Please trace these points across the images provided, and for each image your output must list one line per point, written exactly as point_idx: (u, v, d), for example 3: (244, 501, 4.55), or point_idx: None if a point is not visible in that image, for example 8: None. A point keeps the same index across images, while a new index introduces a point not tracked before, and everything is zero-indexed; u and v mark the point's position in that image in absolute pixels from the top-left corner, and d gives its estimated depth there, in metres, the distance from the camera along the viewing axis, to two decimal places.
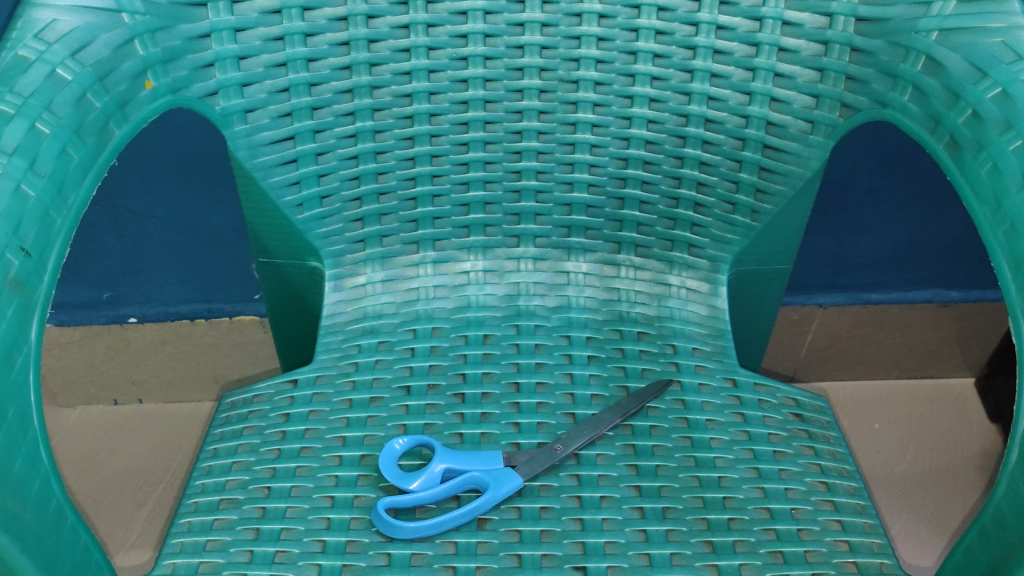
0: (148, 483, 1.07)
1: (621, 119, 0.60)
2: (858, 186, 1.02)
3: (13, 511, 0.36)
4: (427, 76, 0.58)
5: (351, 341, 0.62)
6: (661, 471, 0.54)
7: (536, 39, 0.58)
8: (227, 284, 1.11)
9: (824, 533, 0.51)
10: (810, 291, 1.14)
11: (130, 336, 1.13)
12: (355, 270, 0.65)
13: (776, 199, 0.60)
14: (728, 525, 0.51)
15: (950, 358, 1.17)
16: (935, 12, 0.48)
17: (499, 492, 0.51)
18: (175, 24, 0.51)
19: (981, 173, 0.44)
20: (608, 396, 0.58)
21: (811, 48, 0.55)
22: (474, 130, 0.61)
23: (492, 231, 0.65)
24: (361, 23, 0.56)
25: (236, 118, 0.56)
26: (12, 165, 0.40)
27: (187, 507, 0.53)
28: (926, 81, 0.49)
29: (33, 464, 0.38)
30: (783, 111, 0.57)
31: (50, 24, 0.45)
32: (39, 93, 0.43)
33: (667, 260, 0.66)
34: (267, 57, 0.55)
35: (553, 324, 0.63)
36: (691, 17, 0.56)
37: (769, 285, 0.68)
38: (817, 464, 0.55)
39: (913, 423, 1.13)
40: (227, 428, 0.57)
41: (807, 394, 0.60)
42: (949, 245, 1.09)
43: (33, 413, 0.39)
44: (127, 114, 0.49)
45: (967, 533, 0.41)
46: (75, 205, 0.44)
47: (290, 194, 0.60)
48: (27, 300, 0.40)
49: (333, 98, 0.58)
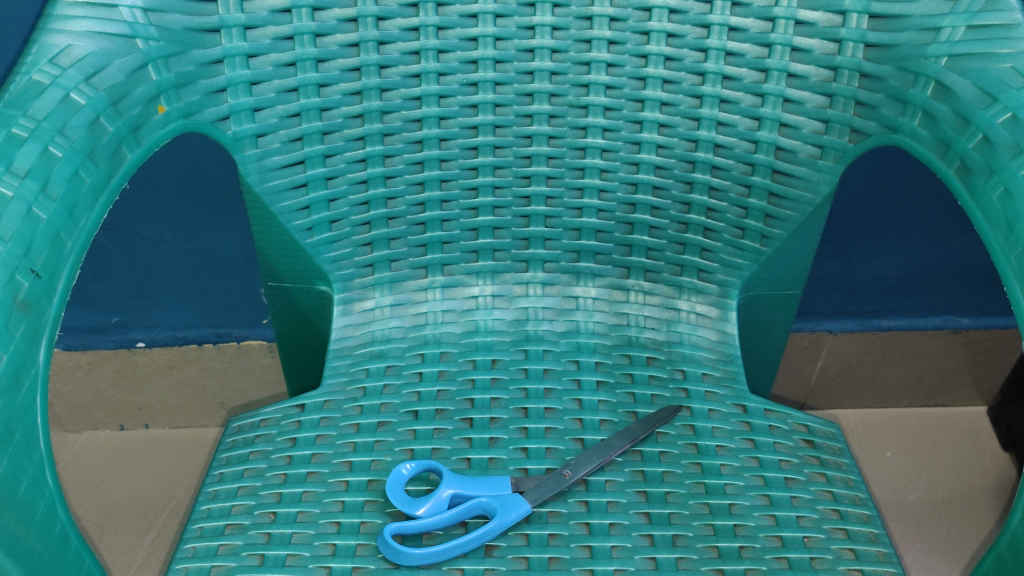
0: (154, 509, 1.06)
1: (631, 144, 0.60)
2: (867, 211, 1.02)
3: (18, 535, 0.36)
4: (437, 101, 0.59)
5: (359, 366, 0.62)
6: (671, 497, 0.53)
7: (545, 65, 0.58)
8: (235, 308, 1.12)
9: (837, 562, 0.50)
10: (820, 317, 1.14)
11: (138, 360, 1.12)
12: (364, 294, 0.65)
13: (786, 224, 0.60)
14: (740, 553, 0.50)
15: (962, 387, 1.17)
16: (944, 38, 0.49)
17: (506, 519, 0.50)
18: (188, 50, 0.52)
19: (992, 198, 0.44)
20: (616, 421, 0.58)
21: (819, 74, 0.55)
22: (483, 154, 0.61)
23: (500, 256, 0.66)
24: (372, 49, 0.56)
25: (247, 142, 0.56)
26: (25, 188, 0.40)
27: (192, 532, 0.52)
28: (936, 106, 0.49)
29: (38, 486, 0.38)
30: (793, 136, 0.57)
31: (65, 49, 0.45)
32: (52, 116, 0.43)
33: (676, 285, 0.66)
34: (278, 82, 0.56)
35: (562, 349, 0.63)
36: (700, 43, 0.56)
37: (779, 310, 0.67)
38: (829, 491, 0.54)
39: (926, 452, 1.12)
40: (233, 453, 0.57)
41: (819, 420, 0.60)
42: (959, 271, 1.09)
43: (39, 435, 0.39)
44: (140, 138, 0.49)
45: (984, 560, 0.40)
46: (87, 227, 0.44)
47: (300, 218, 0.60)
48: (35, 322, 0.40)
49: (344, 123, 0.58)
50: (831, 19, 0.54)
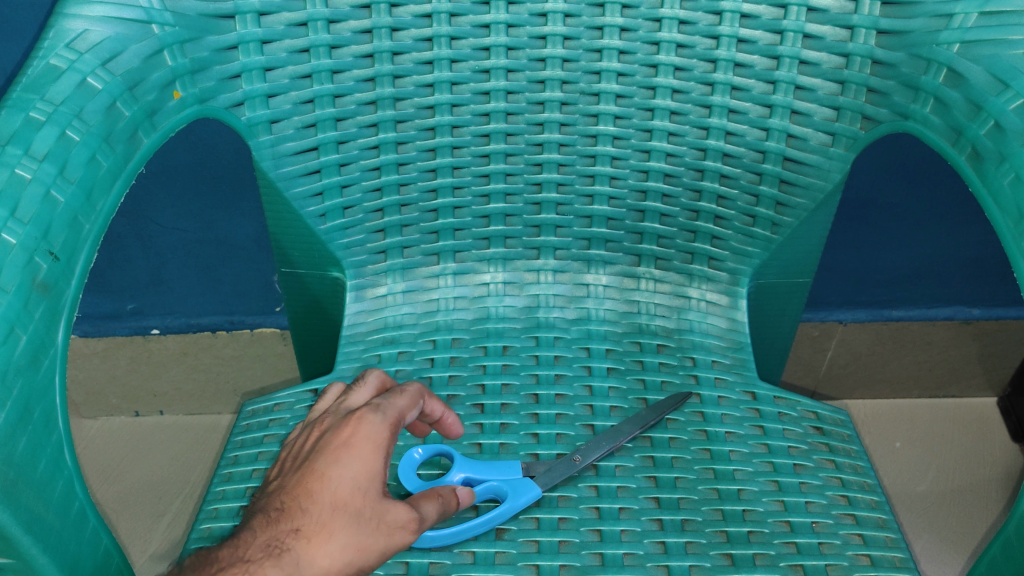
0: (168, 495, 1.07)
1: (642, 132, 0.61)
2: (878, 201, 1.02)
3: (37, 512, 0.36)
4: (449, 88, 0.59)
5: (371, 352, 0.62)
6: (680, 483, 0.54)
7: (557, 52, 0.58)
8: (248, 296, 1.12)
9: (845, 547, 0.50)
10: (829, 308, 1.14)
11: (152, 347, 1.14)
12: (376, 280, 0.66)
13: (797, 212, 0.60)
14: (748, 537, 0.51)
15: (972, 377, 1.16)
16: (957, 24, 0.49)
17: (517, 503, 0.51)
18: (203, 36, 0.52)
19: (1004, 184, 0.44)
20: (627, 407, 0.58)
21: (832, 61, 0.55)
22: (495, 142, 0.61)
23: (512, 243, 0.66)
24: (385, 35, 0.57)
25: (261, 129, 0.57)
26: (43, 171, 0.41)
27: (207, 513, 0.53)
28: (948, 93, 0.49)
29: (57, 465, 0.39)
30: (804, 124, 0.57)
31: (81, 34, 0.45)
32: (70, 100, 0.43)
33: (687, 273, 0.66)
34: (292, 68, 0.56)
35: (572, 336, 0.64)
36: (712, 30, 0.56)
37: (789, 298, 0.67)
38: (838, 477, 0.55)
39: (936, 443, 1.12)
40: (247, 436, 0.58)
41: (828, 407, 0.60)
42: (969, 262, 1.08)
43: (58, 415, 0.40)
44: (156, 123, 0.49)
45: (991, 545, 0.41)
46: (104, 211, 0.45)
47: (314, 205, 0.61)
48: (54, 303, 0.40)
49: (357, 110, 0.59)
50: (844, 6, 0.54)
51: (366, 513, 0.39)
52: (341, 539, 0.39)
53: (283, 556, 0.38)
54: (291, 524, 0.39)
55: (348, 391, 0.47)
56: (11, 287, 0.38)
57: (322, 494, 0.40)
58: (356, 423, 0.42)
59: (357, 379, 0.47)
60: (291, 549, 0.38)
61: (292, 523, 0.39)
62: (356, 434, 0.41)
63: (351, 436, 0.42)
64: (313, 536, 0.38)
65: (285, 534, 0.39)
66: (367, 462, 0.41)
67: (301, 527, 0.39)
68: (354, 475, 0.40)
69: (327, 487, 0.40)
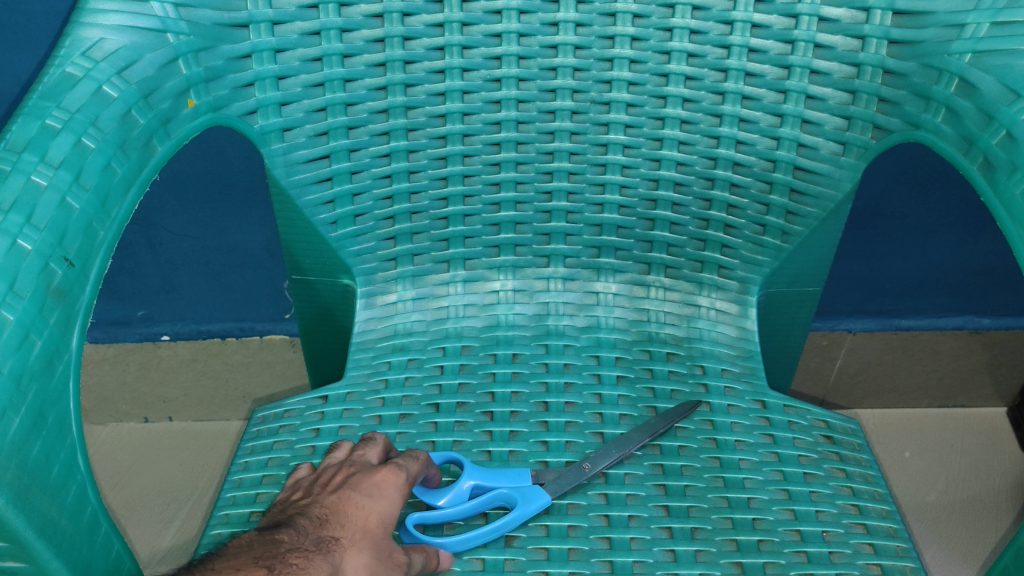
0: (176, 501, 1.07)
1: (652, 140, 0.61)
2: (888, 210, 1.02)
3: (50, 517, 0.37)
4: (461, 97, 0.59)
5: (381, 358, 0.63)
6: (689, 491, 0.54)
7: (569, 61, 0.58)
8: (258, 303, 1.13)
9: (855, 556, 0.50)
10: (839, 317, 1.14)
11: (162, 353, 1.14)
12: (387, 287, 0.66)
13: (807, 220, 0.60)
14: (758, 546, 0.51)
15: (981, 388, 1.15)
16: (968, 35, 0.49)
17: (527, 510, 0.51)
18: (217, 45, 0.52)
19: (1016, 194, 0.44)
20: (636, 415, 0.58)
21: (842, 70, 0.55)
22: (506, 150, 0.62)
23: (522, 251, 0.66)
24: (397, 45, 0.57)
25: (273, 136, 0.57)
26: (58, 178, 0.41)
27: (217, 518, 0.53)
28: (959, 103, 0.49)
29: (71, 470, 0.39)
30: (815, 133, 0.57)
31: (97, 42, 0.46)
32: (85, 109, 0.44)
33: (697, 281, 0.66)
34: (305, 77, 0.56)
35: (582, 344, 0.64)
36: (723, 40, 0.57)
37: (799, 307, 0.67)
38: (848, 486, 0.55)
39: (945, 452, 1.11)
40: (257, 442, 0.58)
41: (838, 416, 0.60)
42: (980, 271, 1.08)
43: (72, 420, 0.40)
44: (169, 131, 0.50)
45: (1003, 554, 0.41)
46: (118, 218, 0.45)
47: (325, 212, 0.61)
48: (69, 310, 0.40)
49: (368, 118, 0.59)
50: (855, 15, 0.54)
51: (383, 545, 0.44)
52: (363, 560, 0.42)
53: (329, 555, 0.41)
54: (331, 531, 0.43)
55: (359, 445, 0.50)
56: (26, 292, 0.38)
57: (357, 517, 0.44)
58: (384, 471, 0.47)
59: (365, 437, 0.50)
60: (334, 551, 0.41)
61: (332, 531, 0.43)
62: (385, 480, 0.46)
63: (380, 480, 0.46)
64: (347, 547, 0.42)
65: (328, 538, 0.42)
66: (391, 505, 0.45)
67: (340, 537, 0.42)
68: (383, 510, 0.45)
69: (361, 512, 0.44)
